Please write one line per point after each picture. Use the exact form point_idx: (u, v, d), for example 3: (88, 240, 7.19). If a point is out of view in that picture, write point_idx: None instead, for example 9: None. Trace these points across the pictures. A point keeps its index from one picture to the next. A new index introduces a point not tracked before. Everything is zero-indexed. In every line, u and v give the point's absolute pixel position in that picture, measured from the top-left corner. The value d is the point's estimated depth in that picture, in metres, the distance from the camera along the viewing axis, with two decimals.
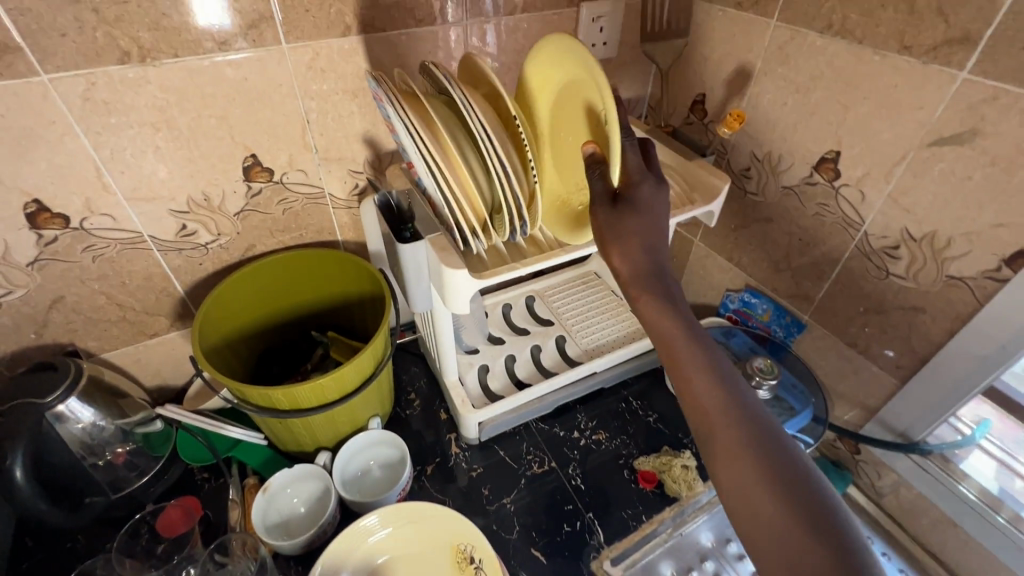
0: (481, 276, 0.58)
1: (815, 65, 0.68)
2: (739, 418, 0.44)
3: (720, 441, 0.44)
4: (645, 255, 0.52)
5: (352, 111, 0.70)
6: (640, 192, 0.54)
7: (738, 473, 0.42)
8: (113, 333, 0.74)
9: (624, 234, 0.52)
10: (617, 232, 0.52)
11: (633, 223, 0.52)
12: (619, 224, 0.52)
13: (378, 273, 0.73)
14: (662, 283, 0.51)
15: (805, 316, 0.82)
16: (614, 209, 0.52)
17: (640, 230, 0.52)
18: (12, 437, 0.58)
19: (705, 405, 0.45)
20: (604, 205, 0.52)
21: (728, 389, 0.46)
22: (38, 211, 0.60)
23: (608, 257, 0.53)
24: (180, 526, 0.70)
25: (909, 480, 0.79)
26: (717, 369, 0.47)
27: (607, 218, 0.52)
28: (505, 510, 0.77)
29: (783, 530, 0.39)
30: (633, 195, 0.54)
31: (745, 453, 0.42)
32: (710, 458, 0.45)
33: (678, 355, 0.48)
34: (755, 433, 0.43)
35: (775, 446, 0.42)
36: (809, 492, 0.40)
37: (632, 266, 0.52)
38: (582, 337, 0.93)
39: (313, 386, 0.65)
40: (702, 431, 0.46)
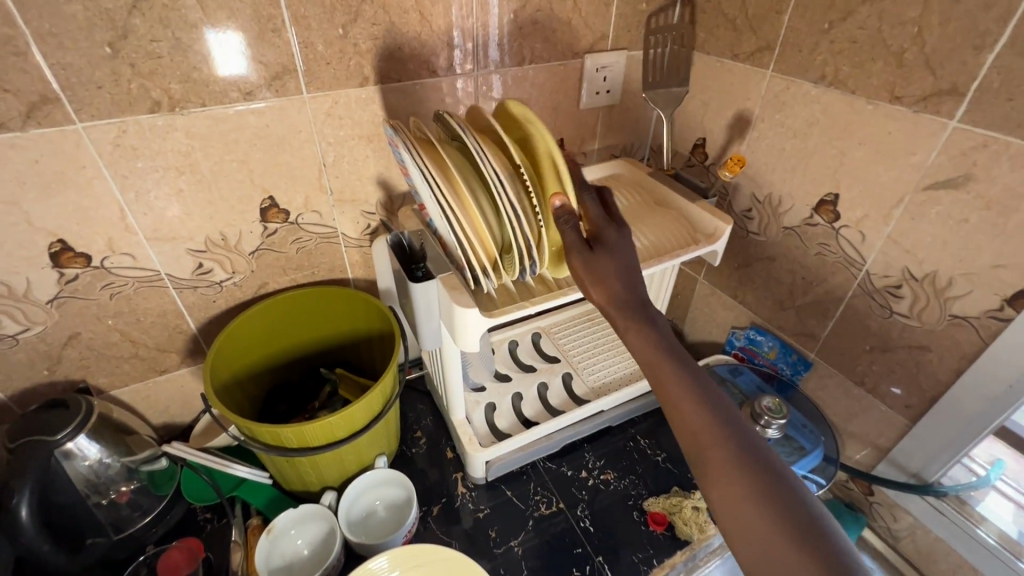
0: (492, 315, 0.59)
1: (810, 112, 0.71)
2: (730, 438, 0.43)
3: (712, 465, 0.43)
4: (626, 288, 0.52)
5: (367, 155, 0.73)
6: (609, 237, 0.55)
7: (733, 496, 0.41)
8: (124, 370, 0.74)
9: (600, 275, 0.52)
10: (595, 270, 0.53)
11: (606, 264, 0.53)
12: (595, 265, 0.53)
13: (388, 311, 0.74)
14: (644, 311, 0.52)
15: (811, 354, 0.82)
16: (588, 252, 0.53)
17: (614, 270, 0.53)
18: (18, 476, 0.58)
19: (696, 430, 0.44)
20: (580, 249, 0.53)
21: (718, 409, 0.45)
22: (62, 250, 0.62)
23: (589, 294, 0.53)
24: (182, 567, 0.68)
25: (925, 523, 0.77)
26: (704, 389, 0.46)
27: (584, 260, 0.53)
28: (513, 553, 0.75)
29: (782, 555, 0.38)
30: (602, 237, 0.55)
31: (738, 475, 0.42)
32: (703, 483, 0.44)
33: (664, 378, 0.48)
34: (746, 455, 0.42)
35: (767, 466, 0.42)
36: (804, 513, 0.39)
37: (614, 299, 0.52)
38: (588, 375, 0.93)
39: (321, 424, 0.65)
40: (693, 454, 0.45)
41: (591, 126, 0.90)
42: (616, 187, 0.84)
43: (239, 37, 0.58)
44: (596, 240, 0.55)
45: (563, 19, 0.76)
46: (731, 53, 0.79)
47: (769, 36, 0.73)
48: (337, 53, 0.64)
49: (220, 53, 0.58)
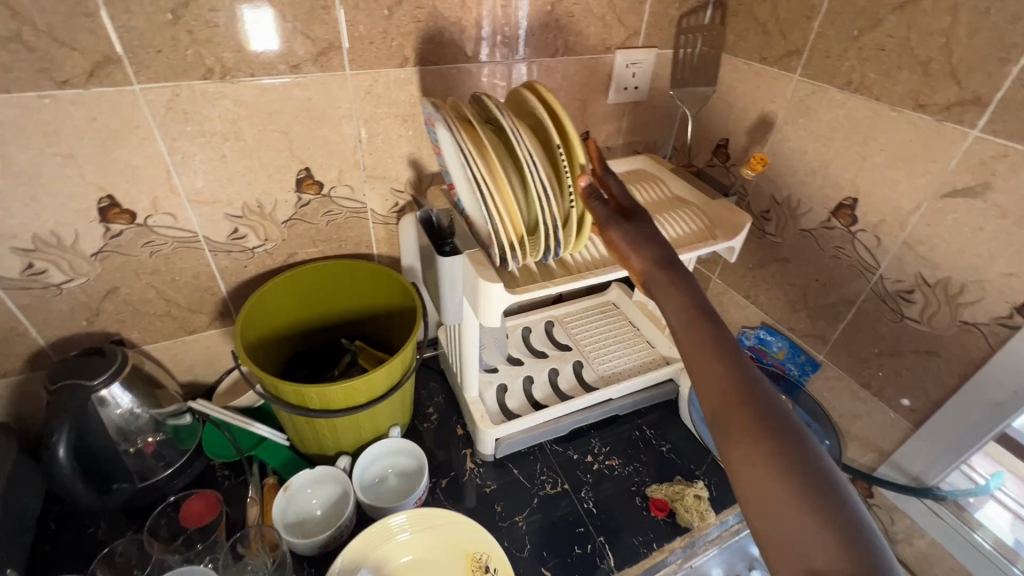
0: (515, 292, 0.61)
1: (834, 117, 0.72)
2: (755, 401, 0.45)
3: (736, 426, 0.44)
4: (660, 251, 0.56)
5: (401, 135, 0.76)
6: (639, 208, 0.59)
7: (751, 456, 0.42)
8: (156, 327, 0.78)
9: (636, 238, 0.56)
10: (630, 239, 0.56)
11: (638, 227, 0.57)
12: (630, 228, 0.57)
13: (411, 287, 0.77)
14: (679, 274, 0.54)
15: (820, 355, 0.84)
16: (625, 220, 0.57)
17: (646, 233, 0.57)
18: (58, 418, 0.62)
19: (723, 389, 0.46)
20: (617, 219, 0.57)
21: (745, 373, 0.46)
22: (110, 206, 0.65)
23: (629, 262, 0.57)
24: (206, 515, 0.71)
25: (923, 527, 0.78)
26: (735, 357, 0.48)
27: (621, 231, 0.56)
28: (517, 528, 0.78)
29: (794, 514, 0.39)
30: (632, 207, 0.59)
31: (759, 435, 0.43)
32: (721, 440, 0.45)
33: (696, 341, 0.49)
34: (770, 417, 0.43)
35: (790, 432, 0.43)
36: (823, 479, 0.40)
37: (652, 263, 0.55)
38: (599, 364, 0.95)
39: (344, 387, 0.68)
40: (717, 414, 0.46)
41: (617, 121, 0.92)
42: (638, 182, 0.86)
43: (269, 11, 0.60)
44: (625, 211, 0.59)
45: (597, 13, 0.79)
46: (760, 56, 0.81)
47: (798, 41, 0.75)
48: (381, 33, 0.67)
49: (252, 28, 0.60)
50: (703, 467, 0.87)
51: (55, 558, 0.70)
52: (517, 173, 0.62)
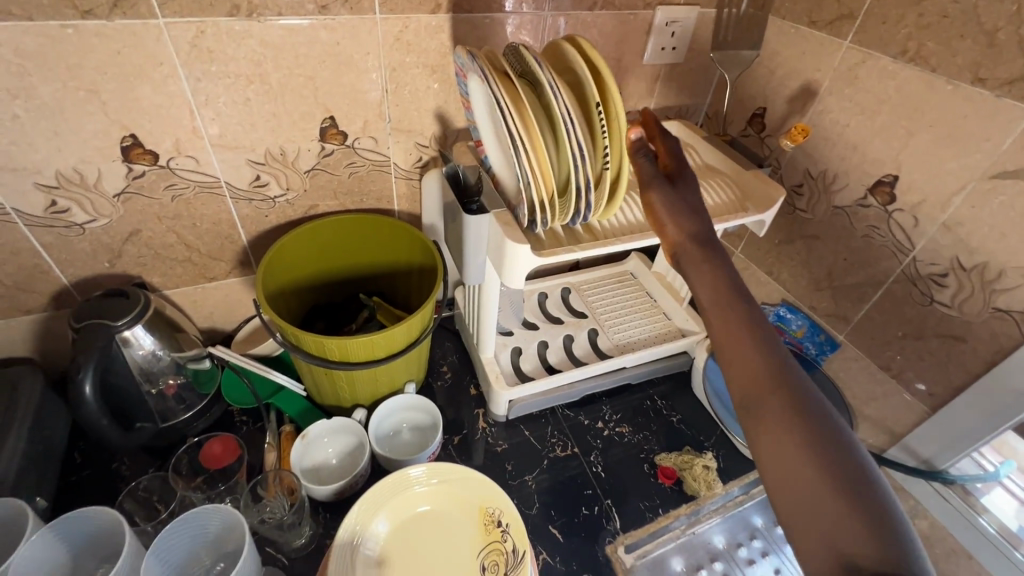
0: (542, 254, 0.61)
1: (883, 88, 0.69)
2: (787, 385, 0.44)
3: (766, 408, 0.44)
4: (698, 224, 0.55)
5: (428, 86, 0.73)
6: (687, 174, 0.59)
7: (780, 439, 0.42)
8: (177, 272, 0.78)
9: (679, 206, 0.56)
10: (670, 207, 0.56)
11: (682, 195, 0.57)
12: (673, 196, 0.57)
13: (431, 244, 0.76)
14: (713, 251, 0.53)
15: (840, 335, 0.83)
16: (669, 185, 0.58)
17: (688, 202, 0.57)
18: (85, 354, 0.63)
19: (753, 371, 0.45)
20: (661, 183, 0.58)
21: (777, 356, 0.46)
22: (132, 145, 0.64)
23: (666, 232, 0.56)
24: (226, 458, 0.73)
25: (927, 508, 0.79)
26: (768, 339, 0.47)
27: (662, 197, 0.57)
28: (527, 487, 0.80)
29: (822, 498, 0.39)
30: (679, 171, 0.59)
31: (789, 419, 0.42)
32: (749, 423, 0.45)
33: (727, 321, 0.48)
34: (801, 402, 0.43)
35: (821, 417, 0.42)
36: (853, 464, 0.40)
37: (690, 236, 0.54)
38: (614, 332, 0.95)
39: (365, 341, 0.68)
40: (746, 396, 0.45)
41: (651, 82, 0.89)
42: None
43: None
44: (671, 174, 0.59)
45: None
46: (809, 20, 0.76)
47: (853, 4, 0.70)
48: None
49: None
50: (712, 439, 0.88)
51: (81, 490, 0.72)
52: (551, 131, 0.60)
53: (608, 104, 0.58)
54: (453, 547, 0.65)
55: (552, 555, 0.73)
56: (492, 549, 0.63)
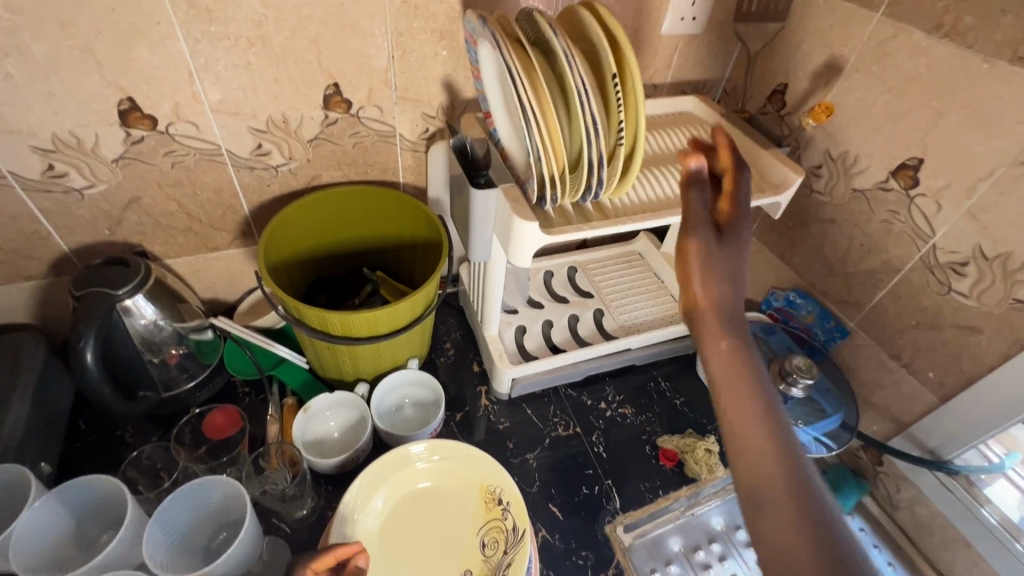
0: (550, 232, 0.59)
1: (913, 66, 0.66)
2: (805, 494, 0.38)
3: (781, 517, 0.38)
4: (731, 293, 0.47)
5: (436, 53, 0.70)
6: (742, 230, 0.50)
7: (795, 556, 0.36)
8: (178, 241, 0.76)
9: (717, 263, 0.48)
10: (708, 258, 0.48)
11: (726, 254, 0.49)
12: (715, 252, 0.48)
13: (436, 219, 0.74)
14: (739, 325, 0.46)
15: (850, 322, 0.82)
16: (715, 236, 0.49)
17: (730, 262, 0.48)
18: (84, 323, 0.63)
19: (768, 470, 0.40)
20: (708, 230, 0.49)
21: (796, 458, 0.40)
22: (130, 109, 0.62)
23: (691, 293, 0.48)
24: (227, 429, 0.73)
25: (928, 497, 0.78)
26: (787, 440, 0.41)
27: (702, 244, 0.48)
28: (528, 465, 0.80)
29: None
30: (733, 224, 0.51)
31: (806, 535, 0.36)
32: (758, 531, 0.38)
33: (739, 404, 0.43)
34: (822, 518, 0.37)
35: (844, 540, 0.36)
36: None
37: (717, 303, 0.47)
38: (620, 313, 0.94)
39: (368, 316, 0.67)
40: (758, 499, 0.39)
41: (669, 54, 0.85)
42: (682, 125, 0.81)
43: None
44: (723, 223, 0.51)
45: None
46: None
47: None
48: None
49: None
50: (715, 423, 0.88)
51: (86, 456, 0.73)
52: (563, 102, 0.57)
53: (625, 75, 0.55)
54: (453, 522, 0.65)
55: (552, 533, 0.73)
56: (491, 527, 0.64)
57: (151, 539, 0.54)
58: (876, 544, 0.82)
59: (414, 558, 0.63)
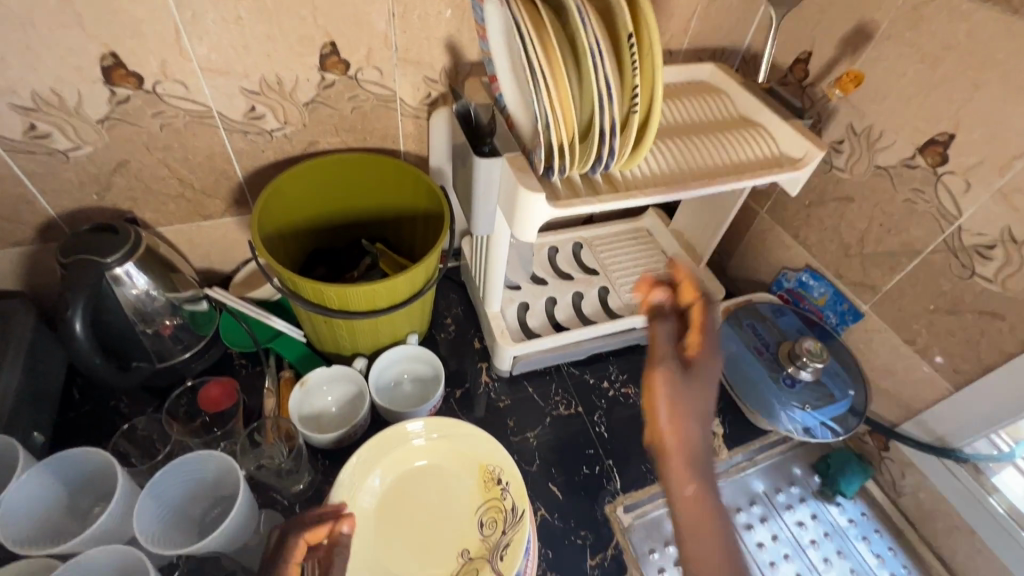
0: (557, 205, 0.56)
1: (952, 34, 0.61)
2: None
3: None
4: (698, 429, 0.46)
5: (440, 11, 0.66)
6: (711, 367, 0.47)
7: None
8: (170, 209, 0.74)
9: (683, 405, 0.46)
10: (673, 401, 0.45)
11: (693, 396, 0.46)
12: (680, 392, 0.46)
13: (438, 189, 0.71)
14: (705, 462, 0.46)
15: (864, 306, 0.79)
16: (681, 373, 0.46)
17: (698, 400, 0.46)
18: (72, 292, 0.61)
19: None
20: (673, 368, 0.46)
21: None
22: (114, 66, 0.59)
23: (658, 432, 0.46)
24: (223, 402, 0.72)
25: (933, 484, 0.77)
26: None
27: (667, 383, 0.45)
28: (528, 443, 0.79)
29: None
30: (702, 356, 0.47)
31: None
32: None
33: (705, 543, 0.43)
34: None
35: None
36: None
37: (684, 444, 0.45)
38: (626, 291, 0.91)
39: (366, 290, 0.64)
40: None
41: (687, 18, 0.80)
42: (699, 95, 0.76)
43: None
44: (694, 360, 0.47)
45: None
46: None
47: None
48: None
49: None
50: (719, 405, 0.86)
51: (80, 425, 0.72)
52: (576, 64, 0.54)
53: (643, 36, 0.51)
54: (452, 500, 0.65)
55: (551, 511, 0.73)
56: (490, 506, 0.63)
57: (143, 512, 0.55)
58: (877, 530, 0.81)
59: (412, 535, 0.62)
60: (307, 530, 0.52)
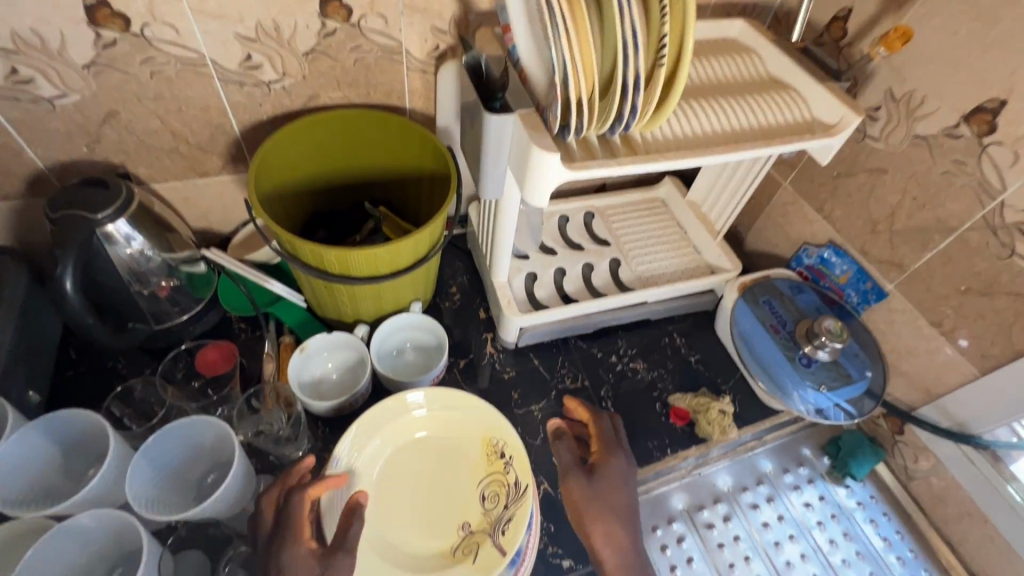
0: (572, 167, 0.52)
1: None
2: None
3: None
4: (624, 535, 0.60)
5: None
6: (613, 465, 0.63)
7: None
8: (165, 164, 0.70)
9: (600, 515, 0.60)
10: (590, 506, 0.60)
11: (607, 498, 0.61)
12: (594, 499, 0.61)
13: (444, 149, 0.67)
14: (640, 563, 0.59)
15: (889, 285, 0.76)
16: (590, 483, 0.62)
17: (614, 509, 0.61)
18: (62, 248, 0.58)
19: None
20: (581, 477, 0.62)
21: None
22: (98, 5, 0.54)
23: (590, 535, 0.60)
24: (220, 367, 0.70)
25: (948, 469, 0.75)
26: None
27: (580, 492, 0.61)
28: (532, 416, 0.77)
29: None
30: (605, 461, 0.63)
31: None
32: None
33: None
34: None
35: None
36: None
37: (616, 562, 0.59)
38: (638, 264, 0.88)
39: (367, 254, 0.61)
40: None
41: None
42: (728, 53, 0.71)
43: None
44: (597, 462, 0.63)
45: None
46: None
47: None
48: None
49: None
50: (730, 382, 0.84)
51: (77, 385, 0.71)
52: (598, 11, 0.49)
53: None
54: (453, 473, 0.63)
55: (553, 486, 0.71)
56: (492, 480, 0.61)
57: (135, 473, 0.54)
58: (885, 513, 0.79)
59: (412, 508, 0.61)
60: (310, 486, 0.53)
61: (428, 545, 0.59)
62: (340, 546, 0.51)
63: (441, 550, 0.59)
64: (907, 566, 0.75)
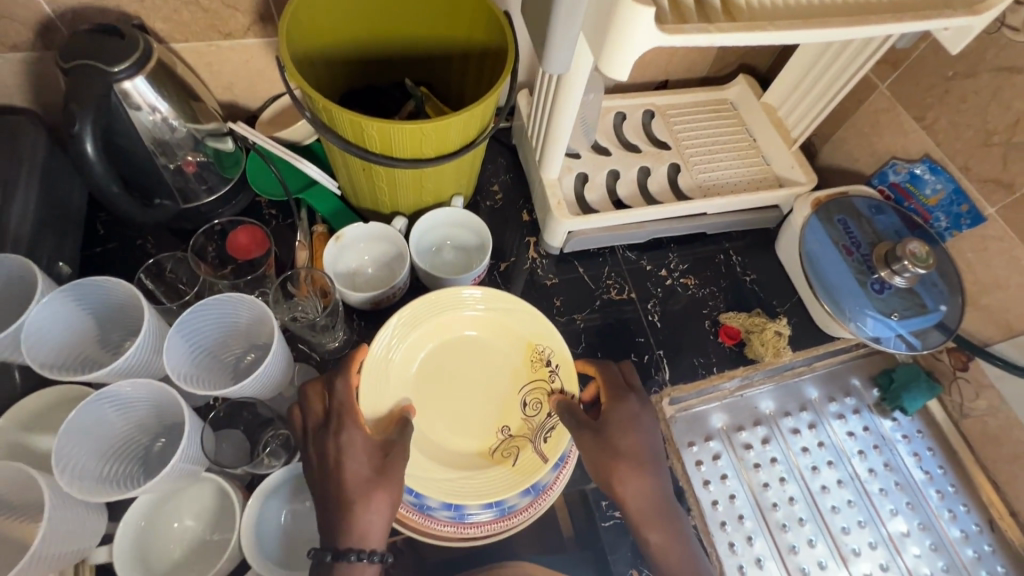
0: (667, 31, 0.44)
1: None
2: None
3: None
4: (648, 479, 0.54)
5: None
6: (625, 409, 0.56)
7: None
8: (184, 19, 0.62)
9: (614, 463, 0.53)
10: (604, 460, 0.53)
11: (619, 445, 0.54)
12: (607, 449, 0.54)
13: (501, 14, 0.58)
14: (669, 509, 0.54)
15: (989, 209, 0.67)
16: (598, 437, 0.54)
17: (631, 454, 0.54)
18: (79, 105, 0.53)
19: None
20: (587, 432, 0.54)
21: None
22: None
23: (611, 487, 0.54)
24: (254, 250, 0.66)
25: (1013, 410, 0.71)
26: None
27: (591, 449, 0.54)
28: (574, 325, 0.74)
29: None
30: (614, 405, 0.56)
31: None
32: None
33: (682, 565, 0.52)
34: None
35: None
36: None
37: (642, 504, 0.53)
38: (701, 171, 0.79)
39: (412, 130, 0.55)
40: None
41: None
42: None
43: None
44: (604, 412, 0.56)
45: None
46: None
47: None
48: None
49: None
50: (786, 305, 0.78)
51: (106, 261, 0.68)
52: None
53: None
54: (492, 376, 0.61)
55: None
56: (535, 387, 0.60)
57: (172, 348, 0.52)
58: (930, 448, 0.76)
59: (450, 407, 0.59)
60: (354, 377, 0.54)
61: (468, 445, 0.58)
62: (397, 440, 0.52)
63: (480, 450, 0.58)
64: (945, 499, 0.73)
